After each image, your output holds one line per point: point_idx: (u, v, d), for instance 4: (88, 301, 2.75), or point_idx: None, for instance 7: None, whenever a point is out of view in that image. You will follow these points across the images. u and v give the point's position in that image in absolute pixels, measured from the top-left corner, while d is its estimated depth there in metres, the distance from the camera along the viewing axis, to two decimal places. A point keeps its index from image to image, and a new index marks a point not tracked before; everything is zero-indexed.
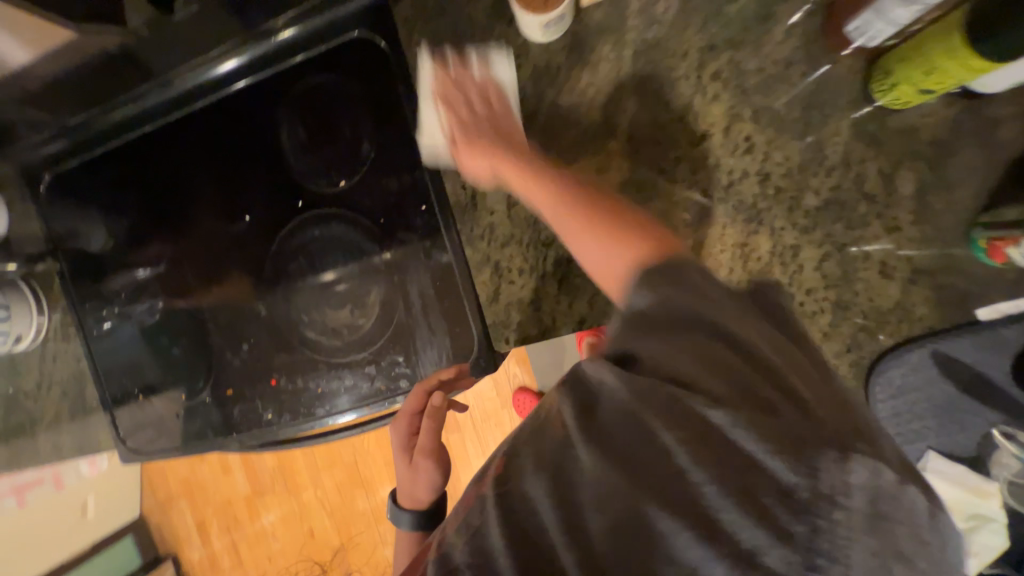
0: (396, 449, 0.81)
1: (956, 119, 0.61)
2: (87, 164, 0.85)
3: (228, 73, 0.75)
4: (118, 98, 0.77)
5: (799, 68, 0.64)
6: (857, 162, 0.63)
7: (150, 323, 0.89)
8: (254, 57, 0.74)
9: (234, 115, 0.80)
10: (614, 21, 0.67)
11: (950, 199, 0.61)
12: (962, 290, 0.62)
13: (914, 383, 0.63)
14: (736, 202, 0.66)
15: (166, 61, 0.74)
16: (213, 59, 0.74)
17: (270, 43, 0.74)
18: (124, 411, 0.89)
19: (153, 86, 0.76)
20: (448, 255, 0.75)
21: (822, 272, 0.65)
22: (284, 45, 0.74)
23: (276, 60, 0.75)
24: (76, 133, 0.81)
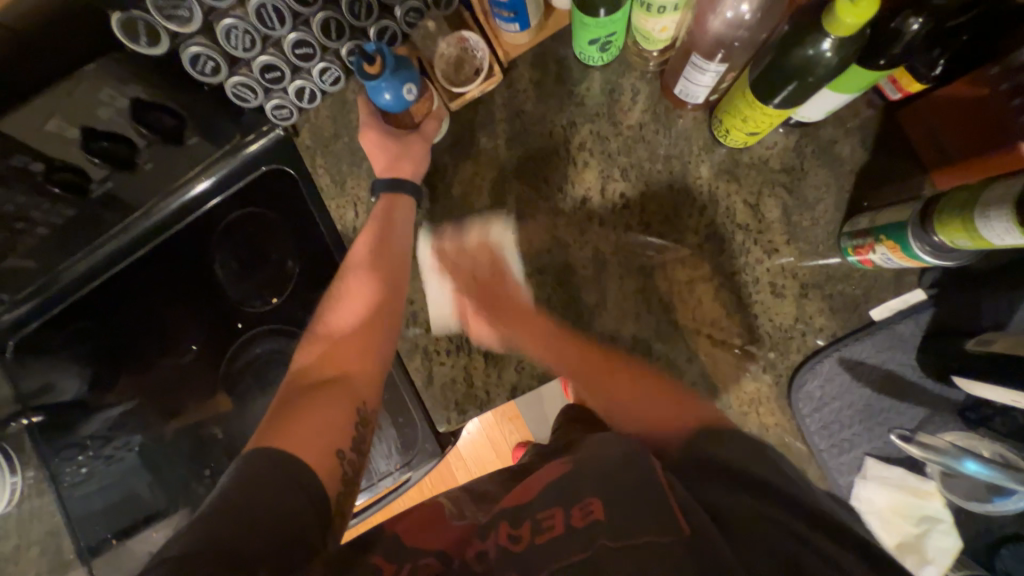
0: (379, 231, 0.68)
1: (798, 146, 0.67)
2: (60, 317, 0.89)
3: (199, 194, 0.85)
4: (100, 238, 0.85)
5: (651, 127, 0.71)
6: (725, 198, 0.69)
7: (115, 466, 0.90)
8: (220, 177, 0.84)
9: (189, 240, 0.87)
10: (485, 117, 0.76)
11: (815, 216, 0.66)
12: (850, 295, 0.65)
13: (832, 393, 0.64)
14: (628, 252, 0.71)
15: (138, 199, 0.83)
16: (184, 184, 0.84)
17: (232, 160, 0.83)
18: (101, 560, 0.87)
19: (134, 219, 0.85)
20: None
21: (722, 302, 0.68)
22: (246, 161, 0.83)
23: (237, 175, 0.84)
24: (56, 284, 0.87)
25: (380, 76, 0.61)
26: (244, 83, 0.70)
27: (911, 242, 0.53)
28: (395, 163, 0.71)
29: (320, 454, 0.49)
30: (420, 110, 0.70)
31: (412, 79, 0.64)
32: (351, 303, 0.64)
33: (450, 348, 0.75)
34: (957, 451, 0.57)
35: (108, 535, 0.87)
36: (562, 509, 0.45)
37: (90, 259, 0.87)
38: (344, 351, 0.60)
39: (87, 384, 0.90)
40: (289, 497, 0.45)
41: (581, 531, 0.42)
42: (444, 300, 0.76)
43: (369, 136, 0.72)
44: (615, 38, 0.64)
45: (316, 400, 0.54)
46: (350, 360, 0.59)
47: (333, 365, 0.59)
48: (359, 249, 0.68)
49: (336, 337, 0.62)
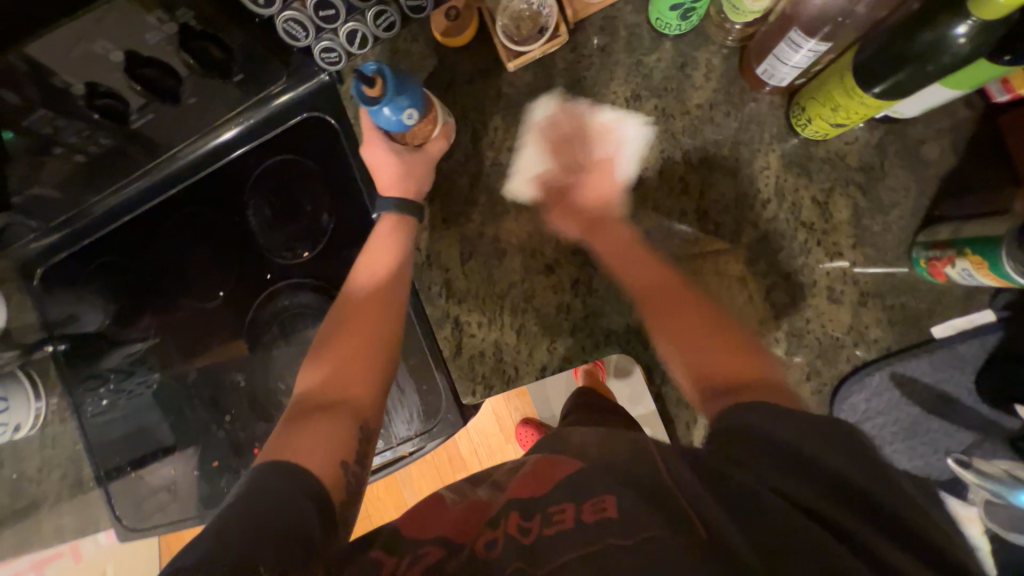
0: (380, 252, 0.68)
1: (881, 144, 0.62)
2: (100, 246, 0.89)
3: (229, 140, 0.84)
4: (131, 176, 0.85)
5: (722, 109, 0.66)
6: (792, 193, 0.64)
7: (142, 398, 0.91)
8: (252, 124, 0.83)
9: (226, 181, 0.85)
10: (543, 81, 0.71)
11: (887, 221, 0.62)
12: (914, 309, 0.61)
13: (879, 407, 0.62)
14: (678, 239, 0.68)
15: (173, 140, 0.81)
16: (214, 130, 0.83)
17: (266, 108, 0.82)
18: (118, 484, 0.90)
19: (164, 159, 0.84)
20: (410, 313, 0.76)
21: (775, 302, 0.65)
22: (281, 109, 0.82)
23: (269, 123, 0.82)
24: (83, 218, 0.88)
25: (382, 99, 0.60)
26: (295, 19, 0.67)
27: (1003, 261, 0.49)
28: (396, 183, 0.71)
29: (323, 465, 0.49)
30: (420, 135, 0.69)
31: (416, 105, 0.62)
32: (353, 322, 0.63)
33: (482, 321, 0.74)
34: (1010, 480, 0.59)
35: (125, 463, 0.90)
36: (573, 503, 0.40)
37: (120, 194, 0.87)
38: (348, 370, 0.59)
39: (109, 319, 0.90)
40: (298, 506, 0.44)
41: (591, 527, 0.37)
42: (480, 272, 0.74)
43: (376, 150, 0.71)
44: (700, 4, 0.59)
45: (322, 419, 0.53)
46: (353, 384, 0.58)
47: (336, 386, 0.57)
48: (369, 266, 0.67)
49: (334, 363, 0.60)
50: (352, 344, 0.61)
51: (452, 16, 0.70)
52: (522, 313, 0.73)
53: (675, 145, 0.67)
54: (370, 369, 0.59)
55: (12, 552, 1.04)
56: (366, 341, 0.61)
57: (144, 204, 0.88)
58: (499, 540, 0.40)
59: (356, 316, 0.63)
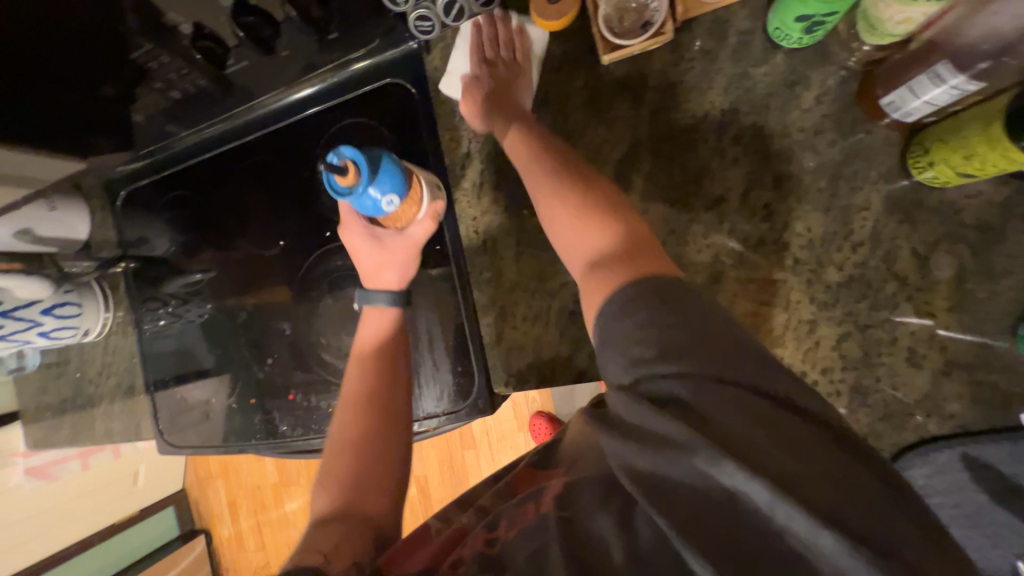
0: (375, 349, 0.70)
1: (1006, 203, 0.55)
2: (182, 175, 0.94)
3: (302, 99, 0.85)
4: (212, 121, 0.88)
5: (827, 136, 0.61)
6: (889, 240, 0.59)
7: (196, 326, 0.96)
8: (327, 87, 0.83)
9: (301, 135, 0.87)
10: (635, 80, 0.67)
11: (995, 289, 0.56)
12: (1006, 391, 0.56)
13: (939, 486, 0.58)
14: (749, 269, 0.63)
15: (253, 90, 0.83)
16: (289, 88, 0.83)
17: (342, 73, 0.81)
18: (163, 397, 0.98)
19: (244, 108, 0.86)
20: (457, 294, 0.76)
21: (843, 353, 0.60)
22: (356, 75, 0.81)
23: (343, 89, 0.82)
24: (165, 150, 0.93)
25: (357, 188, 0.58)
26: None
27: None
28: (379, 273, 0.73)
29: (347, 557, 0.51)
30: (404, 218, 0.70)
31: (396, 191, 0.63)
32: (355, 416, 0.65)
33: (527, 316, 0.74)
34: None
35: (171, 381, 0.98)
36: (533, 502, 0.47)
37: (204, 134, 0.90)
38: (360, 471, 0.61)
39: (176, 248, 0.97)
40: None
41: (541, 518, 0.44)
42: (534, 266, 0.73)
43: (357, 235, 0.72)
44: (830, 19, 0.54)
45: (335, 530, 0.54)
46: (358, 487, 0.60)
47: (348, 494, 0.59)
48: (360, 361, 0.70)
49: (338, 470, 0.62)
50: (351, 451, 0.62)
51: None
52: (570, 315, 0.72)
53: (764, 168, 0.63)
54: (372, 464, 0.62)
55: (66, 442, 1.15)
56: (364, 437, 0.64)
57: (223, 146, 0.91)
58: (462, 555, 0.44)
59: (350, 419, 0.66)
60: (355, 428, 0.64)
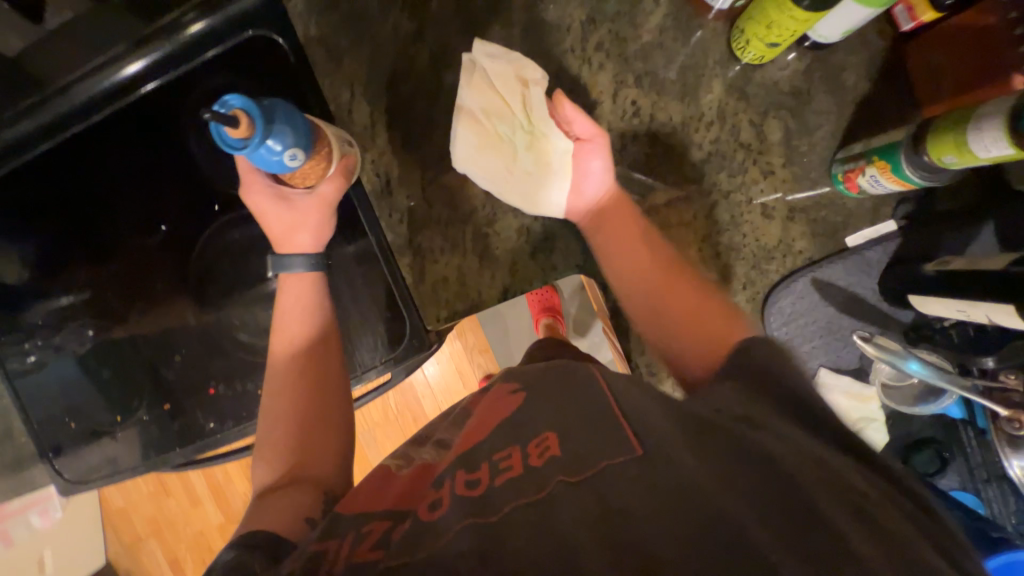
0: (298, 313, 0.66)
1: (808, 71, 0.68)
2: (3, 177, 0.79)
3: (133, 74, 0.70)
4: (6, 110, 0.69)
5: (671, 34, 0.70)
6: (733, 116, 0.70)
7: (82, 350, 0.85)
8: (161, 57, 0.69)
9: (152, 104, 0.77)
10: (500, 3, 0.71)
11: (812, 142, 0.69)
12: (833, 222, 0.69)
13: (802, 309, 0.71)
14: (630, 161, 0.71)
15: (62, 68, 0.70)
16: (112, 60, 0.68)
17: (177, 39, 0.68)
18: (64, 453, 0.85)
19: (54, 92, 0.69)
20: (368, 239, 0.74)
21: (714, 219, 0.70)
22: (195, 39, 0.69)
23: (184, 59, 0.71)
24: None
25: (251, 141, 0.54)
26: None
27: (904, 164, 0.56)
28: (290, 235, 0.67)
29: (291, 524, 0.47)
30: (312, 175, 0.66)
31: (299, 145, 0.58)
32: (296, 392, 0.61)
33: (445, 247, 0.76)
34: (904, 352, 0.60)
35: (66, 420, 0.84)
36: (520, 448, 0.39)
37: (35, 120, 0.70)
38: (297, 440, 0.58)
39: (29, 267, 0.82)
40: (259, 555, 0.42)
41: (539, 470, 0.37)
42: (442, 198, 0.75)
43: (260, 194, 0.67)
44: None
45: (278, 497, 0.51)
46: (302, 456, 0.57)
47: (291, 460, 0.56)
48: (286, 335, 0.65)
49: (278, 437, 0.58)
50: (292, 419, 0.59)
51: None
52: (484, 237, 0.75)
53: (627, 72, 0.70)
54: (316, 431, 0.59)
55: None
56: (302, 404, 0.60)
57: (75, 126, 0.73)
58: (443, 499, 0.37)
59: (282, 389, 0.61)
60: (290, 397, 0.60)
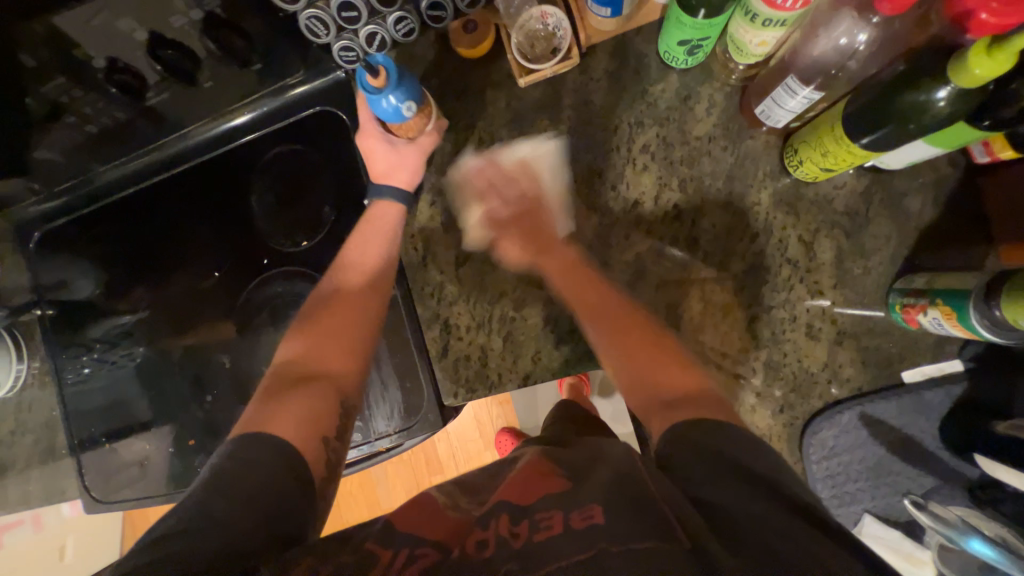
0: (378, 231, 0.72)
1: (866, 192, 0.65)
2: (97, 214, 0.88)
3: (239, 126, 0.83)
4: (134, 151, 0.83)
5: (720, 142, 0.69)
6: (781, 229, 0.67)
7: (131, 367, 0.90)
8: (265, 113, 0.82)
9: (233, 164, 0.85)
10: (551, 99, 0.73)
11: (867, 265, 0.65)
12: (887, 353, 0.64)
13: (846, 445, 0.64)
14: (667, 264, 0.70)
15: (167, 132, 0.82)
16: (226, 114, 0.82)
17: (281, 98, 0.81)
18: (90, 456, 0.87)
19: (176, 136, 0.83)
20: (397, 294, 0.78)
21: (753, 332, 0.67)
22: (295, 100, 0.81)
23: (284, 113, 0.82)
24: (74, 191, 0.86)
25: (383, 90, 0.61)
26: (318, 17, 0.65)
27: (972, 313, 0.51)
28: (390, 173, 0.73)
29: (307, 439, 0.51)
30: (414, 128, 0.69)
31: (414, 99, 0.64)
32: (339, 305, 0.64)
33: (471, 325, 0.75)
34: (964, 526, 0.53)
35: (101, 435, 0.87)
36: (561, 511, 0.42)
37: (121, 168, 0.85)
38: (327, 350, 0.60)
39: (100, 288, 0.90)
40: (279, 485, 0.46)
41: (580, 534, 0.40)
42: (474, 276, 0.75)
43: (368, 139, 0.73)
44: (706, 43, 0.61)
45: (299, 393, 0.55)
46: (339, 364, 0.59)
47: (320, 360, 0.59)
48: (356, 256, 0.69)
49: (319, 334, 0.62)
50: (338, 327, 0.62)
51: (469, 28, 0.71)
52: (510, 320, 0.74)
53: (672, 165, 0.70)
54: (353, 355, 0.61)
55: None
56: (351, 322, 0.63)
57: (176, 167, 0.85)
58: None
59: (341, 291, 0.66)
60: (345, 312, 0.64)
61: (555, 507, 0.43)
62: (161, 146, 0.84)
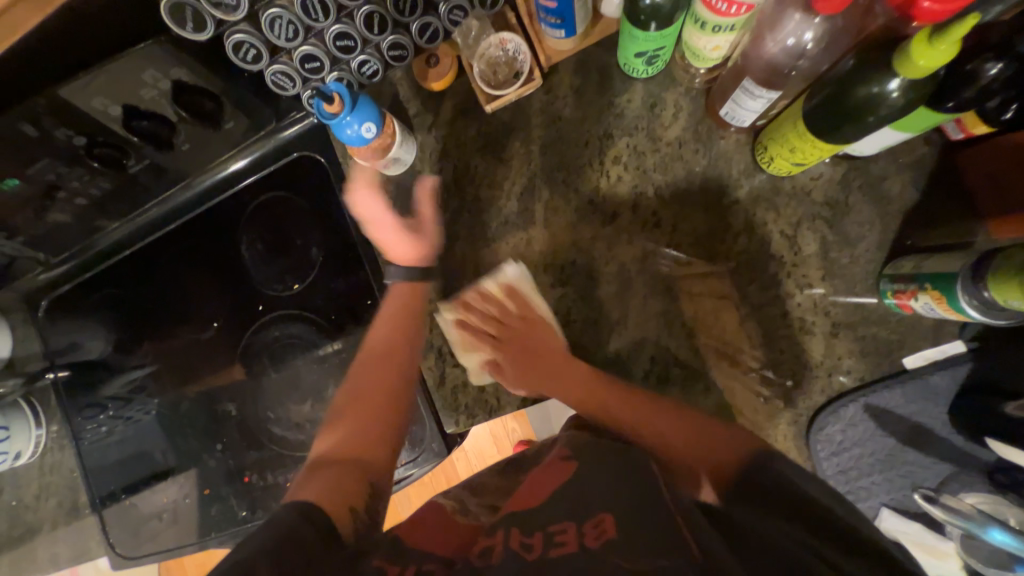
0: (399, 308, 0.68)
1: (844, 179, 0.64)
2: (100, 276, 0.89)
3: (237, 171, 0.86)
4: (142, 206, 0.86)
5: (690, 145, 0.69)
6: (762, 226, 0.66)
7: (147, 419, 0.90)
8: (259, 157, 0.85)
9: (224, 214, 0.87)
10: (520, 121, 0.74)
11: (854, 254, 0.64)
12: (886, 340, 0.62)
13: (853, 438, 0.63)
14: (653, 274, 0.69)
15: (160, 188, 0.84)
16: (224, 161, 0.85)
17: (273, 141, 0.84)
18: (111, 511, 0.89)
19: (180, 188, 0.86)
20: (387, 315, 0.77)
21: (748, 330, 0.66)
22: (286, 141, 0.84)
23: (275, 157, 0.84)
24: (82, 253, 0.88)
25: (340, 114, 0.63)
26: (283, 71, 0.66)
27: (959, 295, 0.50)
28: (397, 242, 0.71)
29: (339, 508, 0.46)
30: (378, 148, 0.69)
31: (373, 118, 0.65)
32: (370, 383, 0.61)
33: (465, 351, 0.74)
34: (982, 517, 0.51)
35: (117, 490, 0.88)
36: (576, 526, 0.42)
37: (129, 224, 0.88)
38: (362, 431, 0.56)
39: (112, 346, 0.90)
40: (310, 530, 0.42)
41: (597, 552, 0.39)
42: (462, 304, 0.75)
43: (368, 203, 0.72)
44: (662, 52, 0.62)
45: (335, 471, 0.50)
46: (367, 441, 0.55)
47: (350, 445, 0.54)
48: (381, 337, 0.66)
49: (350, 418, 0.58)
50: (369, 407, 0.58)
51: (432, 63, 0.73)
52: None
53: (646, 173, 0.70)
54: (385, 427, 0.57)
55: None
56: (383, 401, 0.59)
57: (179, 219, 0.87)
58: None
59: (368, 373, 0.62)
60: (374, 393, 0.59)
61: (568, 521, 0.42)
62: (167, 198, 0.87)
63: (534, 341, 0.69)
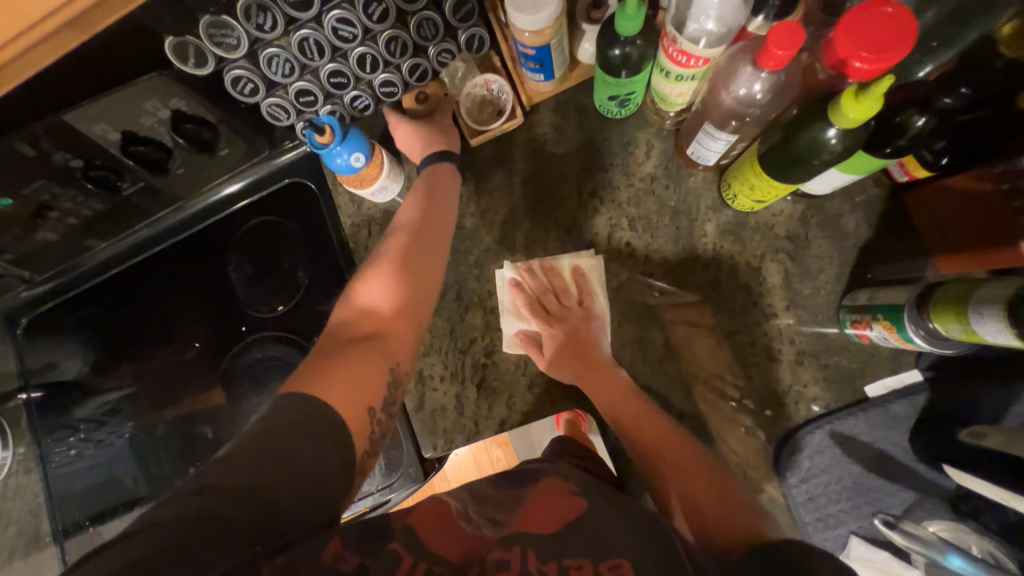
0: (428, 199, 0.68)
1: (804, 216, 0.68)
2: (84, 295, 0.90)
3: (229, 195, 0.89)
4: (131, 228, 0.88)
5: (662, 181, 0.73)
6: (729, 258, 0.70)
7: (119, 443, 0.88)
8: (251, 182, 0.88)
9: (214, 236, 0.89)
10: (503, 155, 0.79)
11: (816, 285, 0.67)
12: (848, 369, 0.65)
13: (820, 466, 0.65)
14: (627, 301, 0.72)
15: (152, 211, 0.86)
16: (216, 185, 0.87)
17: (267, 168, 0.87)
18: (74, 541, 0.85)
19: (170, 210, 0.88)
20: None
21: (718, 358, 0.68)
22: (280, 169, 0.87)
23: (268, 182, 0.88)
24: (66, 273, 0.89)
25: (331, 144, 0.66)
26: (278, 104, 0.71)
27: (907, 325, 0.54)
28: (430, 143, 0.74)
29: (352, 410, 0.47)
30: (366, 178, 0.73)
31: (363, 149, 0.69)
32: (399, 250, 0.62)
33: (445, 374, 0.75)
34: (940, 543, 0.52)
35: (84, 519, 0.85)
36: (591, 559, 0.41)
37: (117, 245, 0.89)
38: (387, 303, 0.58)
39: (89, 367, 0.89)
40: (304, 444, 0.43)
41: None
42: (443, 327, 0.76)
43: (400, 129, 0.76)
44: (633, 96, 0.67)
45: (356, 353, 0.52)
46: (388, 315, 0.57)
47: (377, 316, 0.57)
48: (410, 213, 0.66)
49: (376, 286, 0.59)
50: (397, 272, 0.60)
51: (421, 99, 0.78)
52: (482, 367, 0.75)
53: (621, 206, 0.74)
54: (412, 295, 0.59)
55: None
56: (408, 268, 0.60)
57: (169, 241, 0.89)
58: None
59: (399, 245, 0.63)
60: (401, 268, 0.60)
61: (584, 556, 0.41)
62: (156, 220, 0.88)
63: (580, 339, 0.68)
